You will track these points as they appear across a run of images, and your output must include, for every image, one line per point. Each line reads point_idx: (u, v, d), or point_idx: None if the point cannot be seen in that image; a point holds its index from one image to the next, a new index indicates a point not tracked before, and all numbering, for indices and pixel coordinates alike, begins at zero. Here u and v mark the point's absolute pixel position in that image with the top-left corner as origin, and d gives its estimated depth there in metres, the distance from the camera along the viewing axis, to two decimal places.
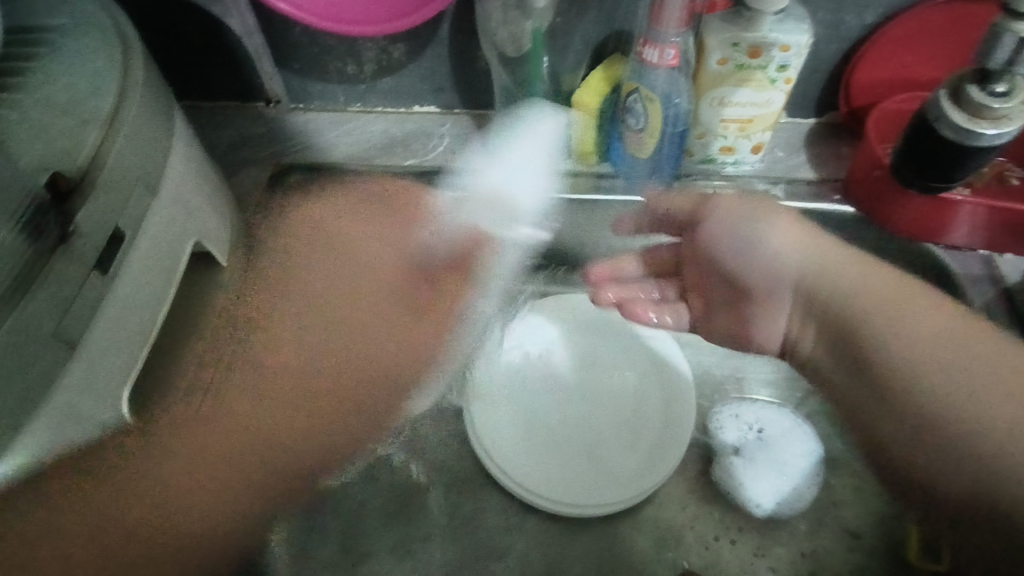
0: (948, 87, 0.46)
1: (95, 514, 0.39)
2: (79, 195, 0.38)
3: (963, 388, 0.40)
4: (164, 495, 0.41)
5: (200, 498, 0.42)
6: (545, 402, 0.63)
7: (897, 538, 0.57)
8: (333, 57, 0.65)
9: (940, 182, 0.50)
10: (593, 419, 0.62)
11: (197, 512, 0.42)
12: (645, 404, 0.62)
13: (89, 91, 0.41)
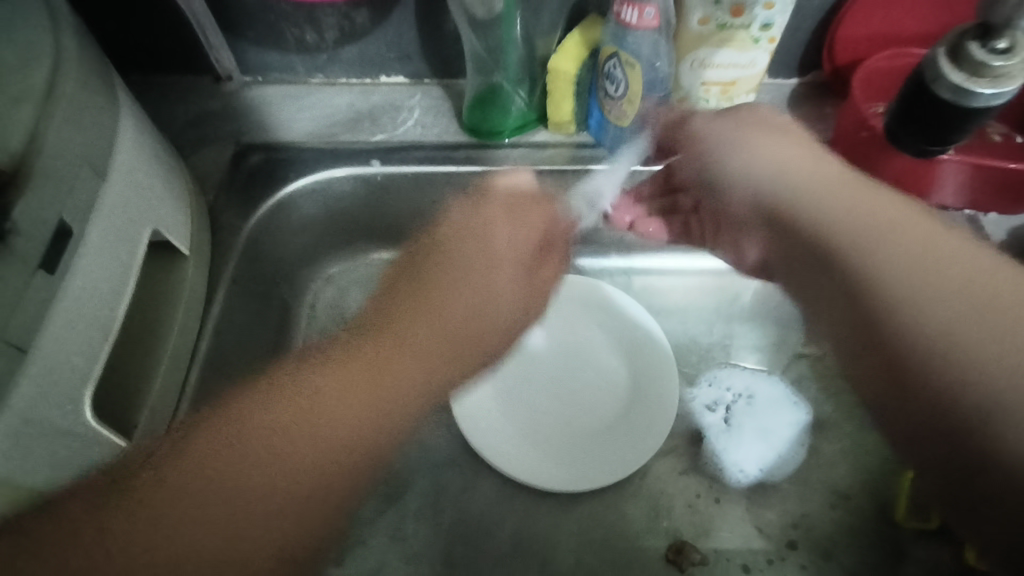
0: (947, 44, 0.43)
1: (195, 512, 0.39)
2: (15, 185, 0.35)
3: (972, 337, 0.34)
4: (240, 468, 0.41)
5: (265, 475, 0.41)
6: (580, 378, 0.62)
7: (885, 499, 0.57)
8: (290, 24, 0.59)
9: (933, 147, 0.48)
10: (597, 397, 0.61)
11: (272, 487, 0.41)
12: (620, 381, 0.62)
13: (24, 69, 0.38)
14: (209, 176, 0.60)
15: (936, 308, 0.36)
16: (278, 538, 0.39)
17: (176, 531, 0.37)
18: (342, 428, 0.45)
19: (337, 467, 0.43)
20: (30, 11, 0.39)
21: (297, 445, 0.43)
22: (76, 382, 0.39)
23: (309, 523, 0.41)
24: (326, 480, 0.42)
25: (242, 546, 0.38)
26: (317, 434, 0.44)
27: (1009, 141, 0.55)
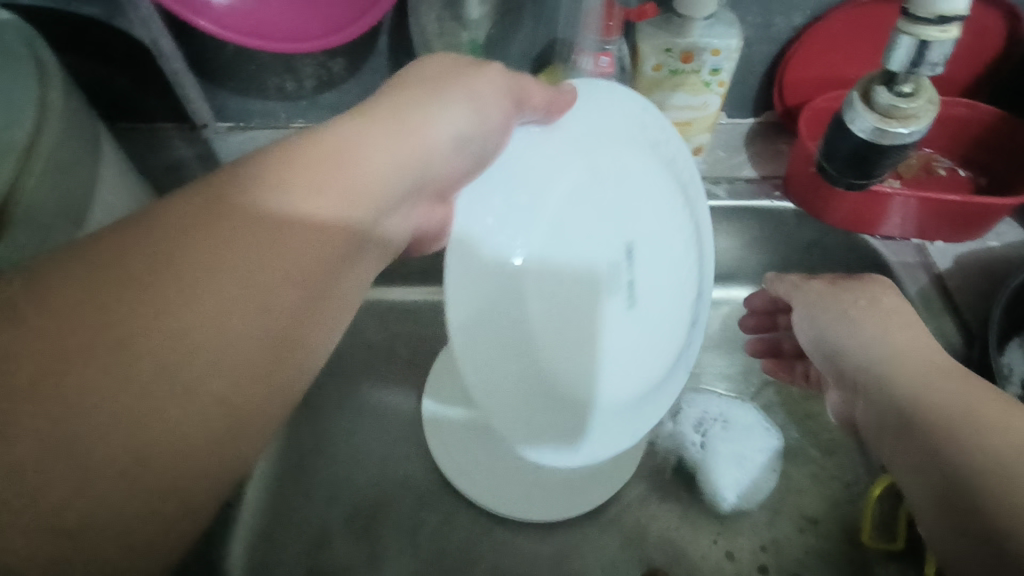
0: (860, 90, 0.47)
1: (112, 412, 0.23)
2: None
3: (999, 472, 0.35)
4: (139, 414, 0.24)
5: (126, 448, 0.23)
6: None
7: (852, 522, 0.58)
8: (271, 74, 0.62)
9: (859, 181, 0.51)
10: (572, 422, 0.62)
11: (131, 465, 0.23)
12: None
13: (6, 122, 0.39)
14: None
15: (930, 394, 0.40)
16: (219, 431, 0.26)
17: (162, 451, 0.24)
18: (271, 281, 0.28)
19: (255, 417, 0.27)
20: (16, 72, 0.42)
21: (207, 301, 0.26)
22: None
23: (247, 431, 0.27)
24: (259, 385, 0.27)
25: (158, 436, 0.24)
26: (284, 245, 0.29)
27: (954, 175, 0.60)
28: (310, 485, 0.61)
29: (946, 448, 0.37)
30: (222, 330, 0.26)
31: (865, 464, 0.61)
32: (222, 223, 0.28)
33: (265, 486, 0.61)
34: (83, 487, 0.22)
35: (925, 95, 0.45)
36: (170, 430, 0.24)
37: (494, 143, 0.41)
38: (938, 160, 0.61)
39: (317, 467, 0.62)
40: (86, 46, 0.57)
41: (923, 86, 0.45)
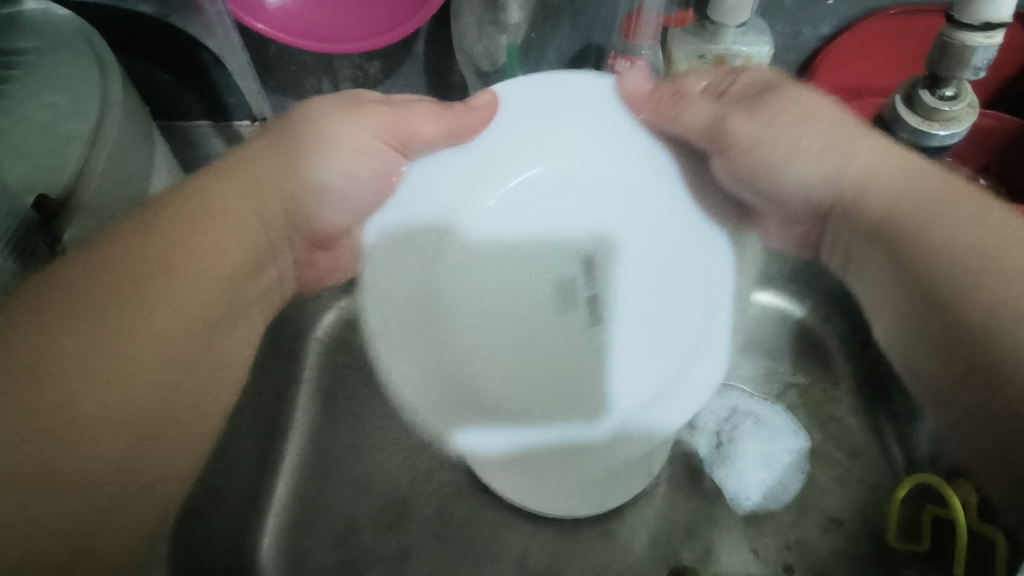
0: (901, 93, 0.48)
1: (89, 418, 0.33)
2: (64, 216, 0.38)
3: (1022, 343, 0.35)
4: (93, 417, 0.33)
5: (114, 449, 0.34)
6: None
7: (877, 524, 0.58)
8: (309, 75, 0.63)
9: None
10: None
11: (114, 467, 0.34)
12: None
13: (74, 113, 0.41)
14: None
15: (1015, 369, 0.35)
16: (160, 399, 0.36)
17: (84, 416, 0.33)
18: (209, 289, 0.40)
19: (201, 389, 0.39)
20: (79, 67, 0.43)
21: (135, 352, 0.36)
22: None
23: (184, 401, 0.38)
24: (187, 363, 0.38)
25: (83, 415, 0.33)
26: (194, 272, 0.39)
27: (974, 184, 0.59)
28: (339, 476, 0.62)
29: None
30: (149, 331, 0.36)
31: (889, 466, 0.61)
32: (97, 285, 0.36)
33: (295, 478, 0.61)
34: (91, 437, 0.33)
35: (966, 98, 0.47)
36: (111, 406, 0.34)
37: (370, 185, 0.49)
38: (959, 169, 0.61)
39: (347, 458, 0.63)
40: (138, 44, 0.60)
41: (964, 89, 0.47)
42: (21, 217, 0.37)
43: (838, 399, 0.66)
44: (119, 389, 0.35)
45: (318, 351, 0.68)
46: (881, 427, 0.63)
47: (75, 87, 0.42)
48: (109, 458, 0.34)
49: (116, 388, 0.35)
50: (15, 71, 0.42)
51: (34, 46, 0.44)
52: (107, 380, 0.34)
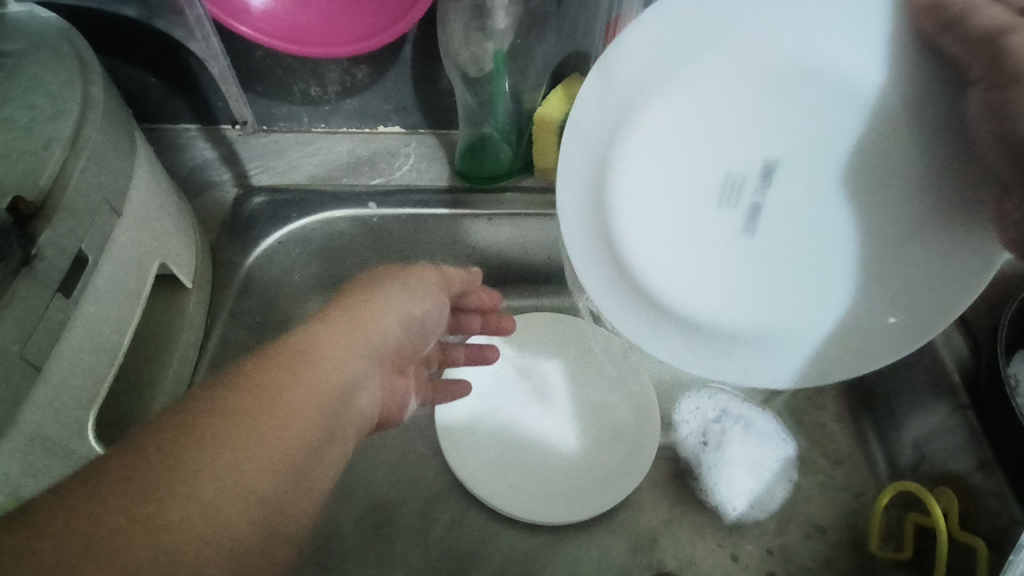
0: None
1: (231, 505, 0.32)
2: (41, 218, 0.37)
3: None
4: (200, 480, 0.31)
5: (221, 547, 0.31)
6: (572, 398, 0.65)
7: (860, 531, 0.59)
8: (295, 79, 0.64)
9: None
10: (587, 419, 0.64)
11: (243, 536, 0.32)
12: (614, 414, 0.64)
13: (54, 114, 0.41)
14: (213, 218, 0.66)
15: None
16: (257, 516, 0.33)
17: (185, 533, 0.30)
18: (298, 417, 0.36)
19: (301, 487, 0.35)
20: (60, 69, 0.43)
21: (220, 475, 0.32)
22: (82, 402, 0.41)
23: (295, 500, 0.35)
24: (288, 481, 0.34)
25: (175, 535, 0.29)
26: (278, 432, 0.35)
27: None
28: None
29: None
30: (264, 441, 0.34)
31: (873, 474, 0.62)
32: (243, 378, 0.36)
33: None
34: (188, 535, 0.30)
35: None
36: (248, 488, 0.32)
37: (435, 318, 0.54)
38: None
39: None
40: (122, 47, 0.60)
41: None
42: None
43: (823, 406, 0.66)
44: (248, 460, 0.33)
45: None
46: (865, 433, 0.63)
47: (55, 89, 0.42)
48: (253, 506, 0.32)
49: (259, 451, 0.34)
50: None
51: (15, 48, 0.44)
52: (231, 478, 0.32)
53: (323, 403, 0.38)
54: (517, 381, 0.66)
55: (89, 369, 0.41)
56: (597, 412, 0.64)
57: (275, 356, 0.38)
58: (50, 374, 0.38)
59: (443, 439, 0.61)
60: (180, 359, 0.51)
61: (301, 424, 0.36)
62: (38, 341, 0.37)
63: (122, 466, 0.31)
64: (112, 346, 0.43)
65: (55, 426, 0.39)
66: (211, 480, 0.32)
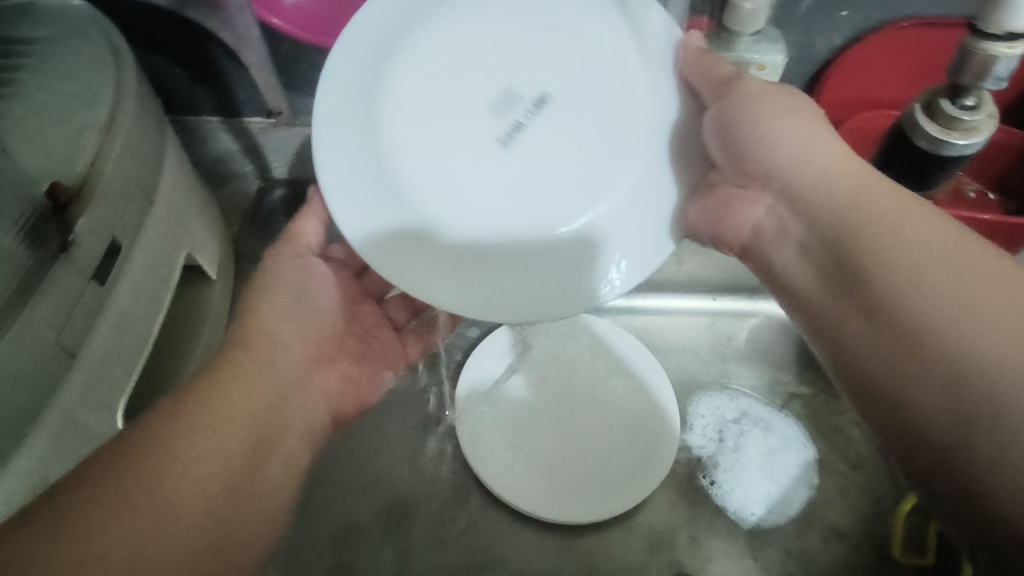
0: (921, 102, 0.48)
1: (190, 502, 0.39)
2: (78, 203, 0.38)
3: (964, 380, 0.29)
4: (173, 468, 0.39)
5: (198, 516, 0.39)
6: (604, 401, 0.64)
7: (879, 536, 0.58)
8: (321, 72, 0.63)
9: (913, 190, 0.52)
10: (617, 424, 0.63)
11: (202, 521, 0.39)
12: (637, 413, 0.63)
13: (89, 100, 0.41)
14: (236, 210, 0.67)
15: (935, 302, 0.31)
16: (234, 477, 0.42)
17: (165, 515, 0.37)
18: (255, 408, 0.45)
19: (266, 480, 0.44)
20: (96, 55, 0.42)
21: (198, 461, 0.40)
22: (112, 391, 0.41)
23: (245, 492, 0.42)
24: (233, 476, 0.42)
25: (163, 517, 0.37)
26: (231, 415, 0.44)
27: (981, 198, 0.60)
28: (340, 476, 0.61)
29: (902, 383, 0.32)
30: (208, 436, 0.41)
31: (893, 479, 0.61)
32: (208, 392, 0.44)
33: None
34: (171, 516, 0.37)
35: (985, 109, 0.46)
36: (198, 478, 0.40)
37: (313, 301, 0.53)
38: (969, 184, 0.61)
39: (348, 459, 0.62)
40: (149, 36, 0.60)
41: (985, 99, 0.46)
42: (36, 205, 0.36)
43: (842, 409, 0.65)
44: (220, 446, 0.42)
45: None
46: None
47: (91, 77, 0.42)
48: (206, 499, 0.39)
49: (214, 442, 0.41)
50: (32, 60, 0.42)
51: (50, 35, 0.44)
52: (182, 465, 0.39)
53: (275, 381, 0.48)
54: (548, 381, 0.65)
55: (119, 358, 0.41)
56: (627, 418, 0.63)
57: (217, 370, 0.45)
58: (83, 360, 0.38)
59: (459, 424, 0.62)
60: (204, 350, 0.51)
61: (234, 432, 0.43)
62: (74, 326, 0.37)
63: (113, 469, 0.37)
64: (142, 336, 0.43)
65: (87, 413, 0.39)
66: (191, 479, 0.39)
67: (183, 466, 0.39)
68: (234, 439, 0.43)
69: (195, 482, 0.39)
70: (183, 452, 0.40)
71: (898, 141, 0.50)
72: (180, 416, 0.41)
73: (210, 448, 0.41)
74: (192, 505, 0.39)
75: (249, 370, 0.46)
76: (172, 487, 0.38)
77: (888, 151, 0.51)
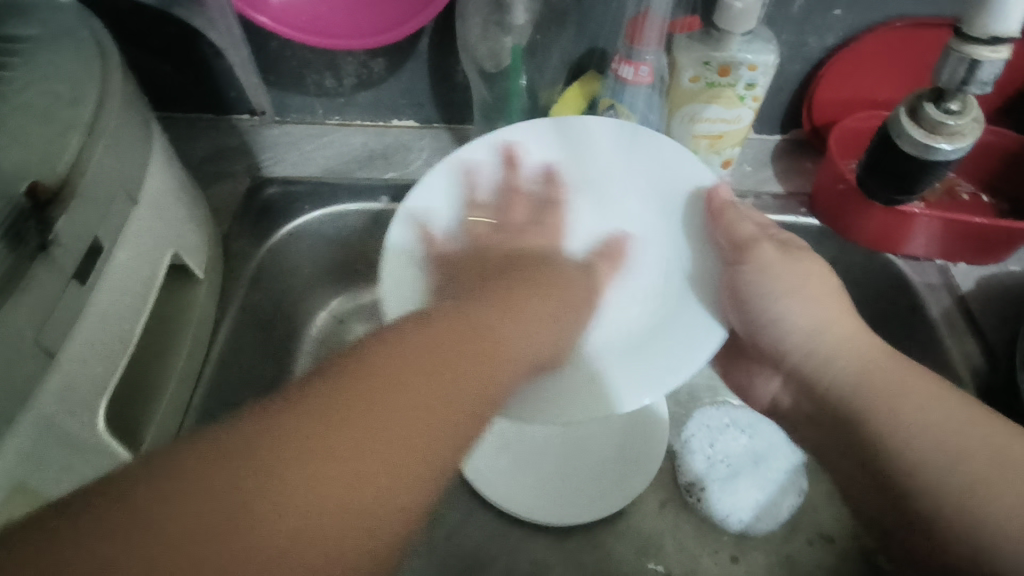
0: (906, 106, 0.48)
1: (294, 508, 0.30)
2: (57, 203, 0.37)
3: (913, 448, 0.39)
4: (280, 472, 0.31)
5: (285, 535, 0.29)
6: None
7: (867, 540, 0.58)
8: (312, 70, 0.64)
9: (899, 196, 0.52)
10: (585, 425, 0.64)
11: (300, 543, 0.29)
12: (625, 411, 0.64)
13: (71, 99, 0.40)
14: (225, 208, 0.63)
15: (916, 421, 0.39)
16: (351, 516, 0.31)
17: (276, 534, 0.29)
18: (415, 401, 0.36)
19: (366, 523, 0.31)
20: (82, 54, 0.42)
21: (302, 494, 0.30)
22: (91, 393, 0.40)
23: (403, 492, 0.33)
24: (400, 480, 0.34)
25: (277, 522, 0.29)
26: (402, 403, 0.36)
27: (976, 200, 0.60)
28: None
29: (883, 411, 0.41)
30: (366, 435, 0.33)
31: None
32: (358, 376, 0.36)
33: None
34: (280, 533, 0.29)
35: (971, 113, 0.46)
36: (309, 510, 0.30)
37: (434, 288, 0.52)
38: (961, 185, 0.61)
39: None
40: (137, 34, 0.59)
41: (970, 103, 0.47)
42: (15, 204, 0.35)
43: None
44: (317, 440, 0.32)
45: (312, 347, 0.69)
46: None
47: (73, 76, 0.41)
48: (326, 527, 0.30)
49: (349, 443, 0.33)
50: (15, 58, 0.41)
51: (34, 32, 0.43)
52: (314, 465, 0.31)
53: (433, 408, 0.37)
54: None
55: (100, 359, 0.41)
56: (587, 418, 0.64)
57: (335, 399, 0.34)
58: (62, 362, 0.38)
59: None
60: (189, 350, 0.50)
61: (415, 410, 0.36)
62: (53, 327, 0.36)
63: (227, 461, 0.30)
64: (124, 336, 0.43)
65: (67, 415, 0.39)
66: (336, 478, 0.31)
67: (301, 470, 0.31)
68: (420, 419, 0.36)
69: (308, 501, 0.30)
70: (290, 435, 0.32)
71: (880, 146, 0.50)
72: (336, 400, 0.34)
73: (347, 443, 0.33)
74: (274, 528, 0.29)
75: (425, 336, 0.41)
76: (273, 491, 0.30)
77: (873, 154, 0.51)
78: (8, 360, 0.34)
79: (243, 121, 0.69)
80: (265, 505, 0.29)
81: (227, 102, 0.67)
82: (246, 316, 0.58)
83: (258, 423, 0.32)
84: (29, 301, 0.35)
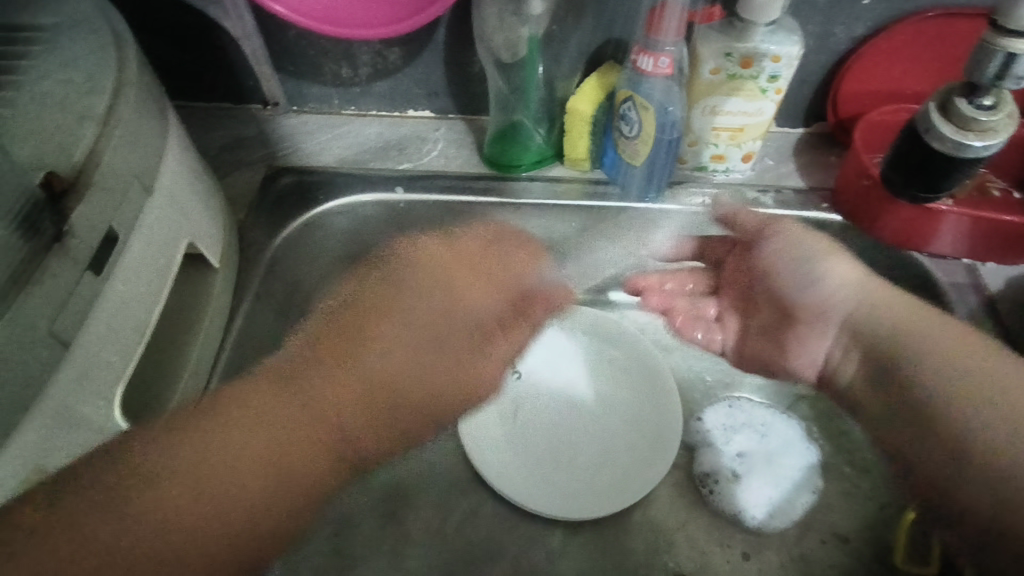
0: (936, 101, 0.47)
1: (108, 525, 0.35)
2: (74, 193, 0.38)
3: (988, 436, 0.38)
4: (145, 488, 0.37)
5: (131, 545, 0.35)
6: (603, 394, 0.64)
7: (883, 543, 0.57)
8: (328, 60, 0.63)
9: (924, 194, 0.50)
10: (602, 421, 0.63)
11: (163, 547, 0.36)
12: (638, 407, 0.63)
13: (87, 89, 0.41)
14: (241, 197, 0.63)
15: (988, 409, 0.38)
16: (211, 525, 0.37)
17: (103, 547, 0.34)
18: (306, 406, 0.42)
19: (252, 534, 0.38)
20: (99, 44, 0.43)
21: (199, 492, 0.37)
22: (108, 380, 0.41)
23: (282, 488, 0.39)
24: (269, 487, 0.39)
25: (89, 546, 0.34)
26: (241, 436, 0.40)
27: (1008, 198, 0.57)
28: None
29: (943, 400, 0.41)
30: (228, 447, 0.39)
31: None
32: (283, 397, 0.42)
33: None
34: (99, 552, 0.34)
35: (1003, 109, 0.45)
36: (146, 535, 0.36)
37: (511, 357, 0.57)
38: (993, 181, 0.59)
39: None
40: (154, 22, 0.60)
41: (1003, 99, 0.45)
42: (31, 194, 0.35)
43: None
44: (185, 469, 0.38)
45: None
46: None
47: (90, 65, 0.41)
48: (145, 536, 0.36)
49: (222, 441, 0.39)
50: (33, 47, 0.42)
51: (51, 21, 0.43)
52: (164, 507, 0.37)
53: (310, 406, 0.42)
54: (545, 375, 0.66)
55: (115, 346, 0.41)
56: (605, 415, 0.63)
57: (279, 377, 0.44)
58: (77, 350, 0.38)
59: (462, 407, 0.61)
60: (204, 339, 0.51)
61: (279, 419, 0.41)
62: (67, 315, 0.37)
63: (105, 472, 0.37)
64: (139, 324, 0.43)
65: (82, 403, 0.39)
66: (166, 505, 0.37)
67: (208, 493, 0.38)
68: (296, 413, 0.42)
69: (139, 513, 0.36)
70: (247, 434, 0.40)
71: (910, 142, 0.48)
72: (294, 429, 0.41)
73: (200, 449, 0.39)
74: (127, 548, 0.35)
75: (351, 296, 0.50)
76: (104, 519, 0.35)
77: (902, 149, 0.49)
78: (23, 347, 0.34)
79: (260, 111, 0.68)
80: (187, 505, 0.37)
81: (244, 91, 0.67)
82: (261, 306, 0.59)
83: (184, 434, 0.39)
84: (43, 289, 0.35)
